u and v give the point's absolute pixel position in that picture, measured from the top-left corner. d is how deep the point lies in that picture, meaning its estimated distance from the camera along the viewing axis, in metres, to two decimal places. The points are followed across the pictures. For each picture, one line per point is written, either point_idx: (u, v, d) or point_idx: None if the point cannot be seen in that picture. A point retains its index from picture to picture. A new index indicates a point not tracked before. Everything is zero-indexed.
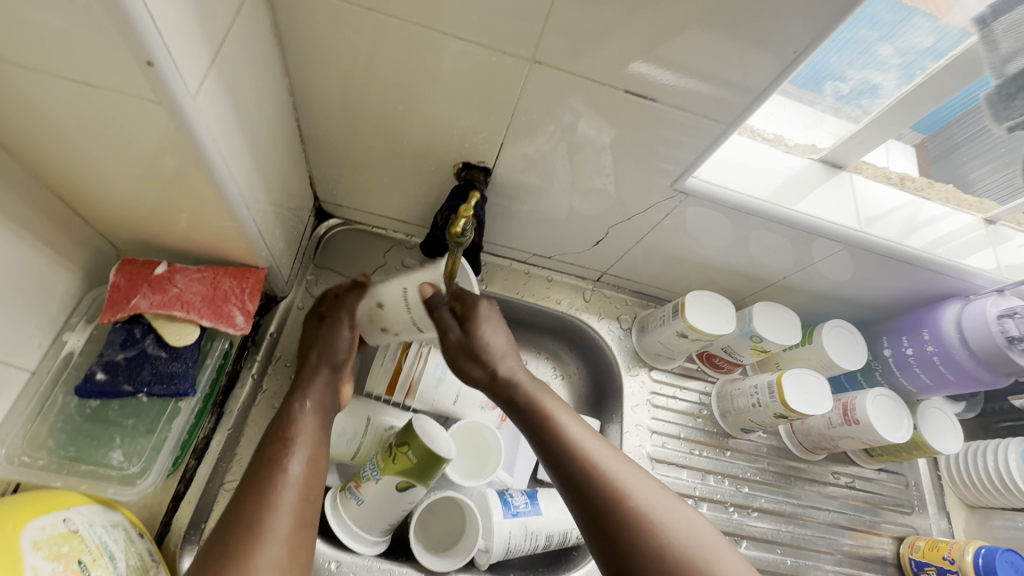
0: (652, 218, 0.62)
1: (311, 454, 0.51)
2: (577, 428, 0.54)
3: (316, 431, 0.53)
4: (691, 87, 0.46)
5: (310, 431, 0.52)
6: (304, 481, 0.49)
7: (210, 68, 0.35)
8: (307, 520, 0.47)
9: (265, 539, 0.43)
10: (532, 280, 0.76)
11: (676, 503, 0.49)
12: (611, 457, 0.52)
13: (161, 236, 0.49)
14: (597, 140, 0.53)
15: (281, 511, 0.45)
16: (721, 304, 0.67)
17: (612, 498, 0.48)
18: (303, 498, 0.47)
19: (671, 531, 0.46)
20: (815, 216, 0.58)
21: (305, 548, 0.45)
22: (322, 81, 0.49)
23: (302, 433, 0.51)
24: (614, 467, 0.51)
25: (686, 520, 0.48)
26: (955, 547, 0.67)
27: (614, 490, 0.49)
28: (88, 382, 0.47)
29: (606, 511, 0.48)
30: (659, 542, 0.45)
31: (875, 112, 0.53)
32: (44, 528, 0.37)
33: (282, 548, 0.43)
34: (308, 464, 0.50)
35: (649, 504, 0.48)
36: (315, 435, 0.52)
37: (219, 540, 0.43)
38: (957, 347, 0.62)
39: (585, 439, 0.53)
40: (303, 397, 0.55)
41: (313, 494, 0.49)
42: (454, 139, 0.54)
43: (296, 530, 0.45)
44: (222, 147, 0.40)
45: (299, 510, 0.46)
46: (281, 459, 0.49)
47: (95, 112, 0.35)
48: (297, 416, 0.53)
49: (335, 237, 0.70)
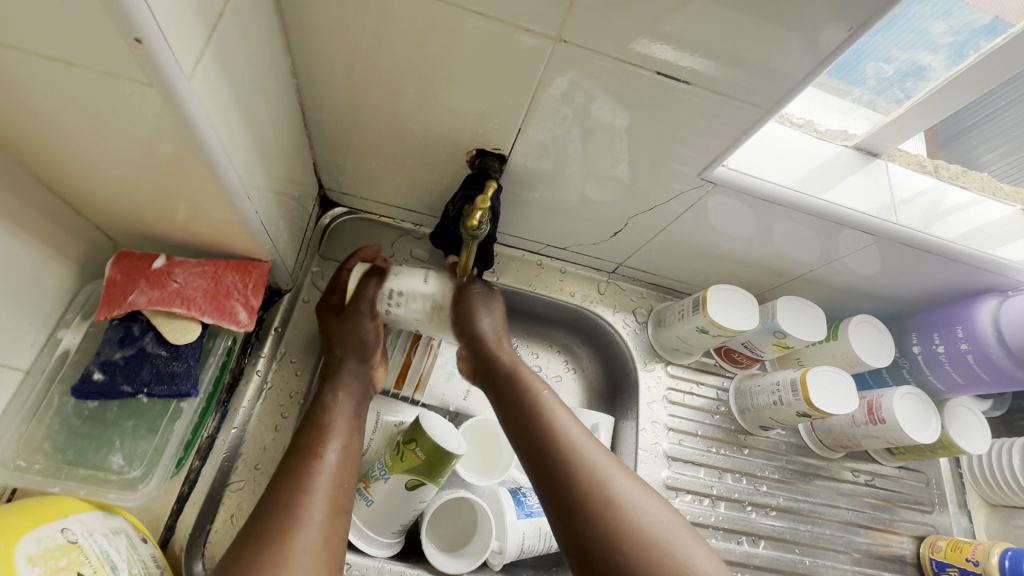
0: (675, 208, 0.59)
1: (346, 443, 0.49)
2: (562, 412, 0.52)
3: (350, 421, 0.51)
4: (726, 69, 0.43)
5: (345, 420, 0.51)
6: (340, 468, 0.47)
7: (207, 46, 0.32)
8: (341, 505, 0.45)
9: (301, 524, 0.41)
10: (545, 271, 0.74)
11: (646, 498, 0.46)
12: (594, 445, 0.50)
13: (159, 228, 0.46)
14: (621, 126, 0.49)
15: (316, 497, 0.44)
16: (744, 298, 0.64)
17: (587, 490, 0.46)
18: (338, 485, 0.46)
19: (646, 525, 0.44)
20: (849, 207, 0.55)
21: (340, 534, 0.44)
22: (329, 61, 0.45)
23: (336, 423, 0.50)
24: (594, 456, 0.48)
25: (661, 515, 0.46)
26: (979, 549, 0.66)
27: (588, 480, 0.47)
28: (85, 382, 0.45)
29: (581, 502, 0.46)
30: (632, 537, 0.44)
31: (917, 97, 0.50)
32: (39, 540, 0.36)
33: (318, 534, 0.42)
34: (343, 451, 0.48)
35: (626, 497, 0.46)
36: (351, 424, 0.51)
37: (254, 526, 0.41)
38: (993, 346, 0.60)
39: (568, 423, 0.51)
40: (337, 389, 0.54)
41: (346, 481, 0.47)
42: (468, 124, 0.51)
43: (331, 516, 0.44)
44: (220, 133, 0.37)
45: (332, 497, 0.45)
46: (316, 446, 0.47)
47: (81, 96, 0.32)
48: (332, 405, 0.52)
49: (341, 226, 0.67)
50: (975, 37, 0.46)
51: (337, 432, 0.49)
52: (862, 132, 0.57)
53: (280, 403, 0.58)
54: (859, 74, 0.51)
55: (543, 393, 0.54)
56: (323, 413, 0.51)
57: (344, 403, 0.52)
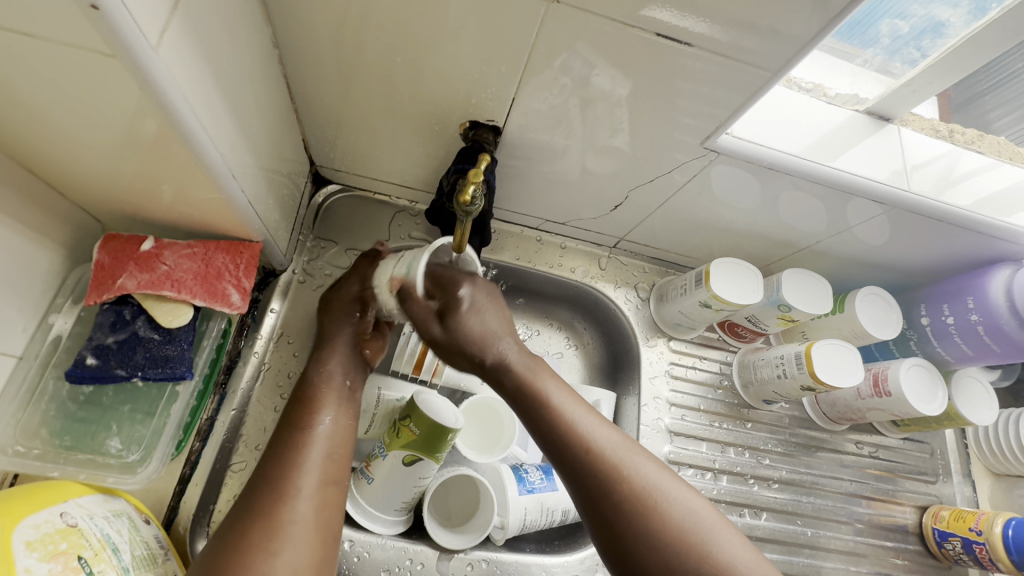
0: (678, 178, 0.56)
1: (337, 413, 0.49)
2: (578, 410, 0.50)
3: (342, 392, 0.51)
4: (731, 30, 0.40)
5: (333, 390, 0.50)
6: (331, 440, 0.47)
7: (174, 13, 0.30)
8: (334, 477, 0.45)
9: (291, 497, 0.41)
10: (545, 247, 0.72)
11: (678, 484, 0.46)
12: (615, 442, 0.48)
13: (147, 209, 0.45)
14: (619, 94, 0.47)
15: (307, 469, 0.44)
16: (748, 271, 0.63)
17: (615, 489, 0.45)
18: (329, 457, 0.46)
19: (676, 513, 0.44)
20: (859, 174, 0.53)
21: (332, 504, 0.44)
22: (312, 30, 0.43)
23: (327, 393, 0.49)
24: (621, 454, 0.47)
25: (691, 502, 0.45)
26: (983, 519, 0.66)
27: (616, 480, 0.45)
28: (78, 367, 0.45)
29: (612, 502, 0.45)
30: (664, 533, 0.43)
31: (934, 56, 0.48)
32: (38, 526, 0.36)
33: (308, 506, 0.42)
34: (334, 422, 0.48)
35: (658, 489, 0.45)
36: (342, 393, 0.50)
37: (245, 501, 0.41)
38: (1005, 316, 0.58)
39: (584, 418, 0.49)
40: (326, 358, 0.52)
41: (340, 452, 0.47)
42: (460, 95, 0.49)
43: (322, 489, 0.43)
44: (196, 108, 0.35)
45: (324, 469, 0.45)
46: (307, 420, 0.47)
47: (46, 71, 0.30)
48: (322, 375, 0.50)
49: (335, 204, 0.66)
50: None
51: (327, 403, 0.49)
52: (873, 96, 0.55)
53: (278, 383, 0.57)
54: (873, 34, 0.49)
55: (551, 392, 0.51)
56: (313, 385, 0.50)
57: (333, 371, 0.51)
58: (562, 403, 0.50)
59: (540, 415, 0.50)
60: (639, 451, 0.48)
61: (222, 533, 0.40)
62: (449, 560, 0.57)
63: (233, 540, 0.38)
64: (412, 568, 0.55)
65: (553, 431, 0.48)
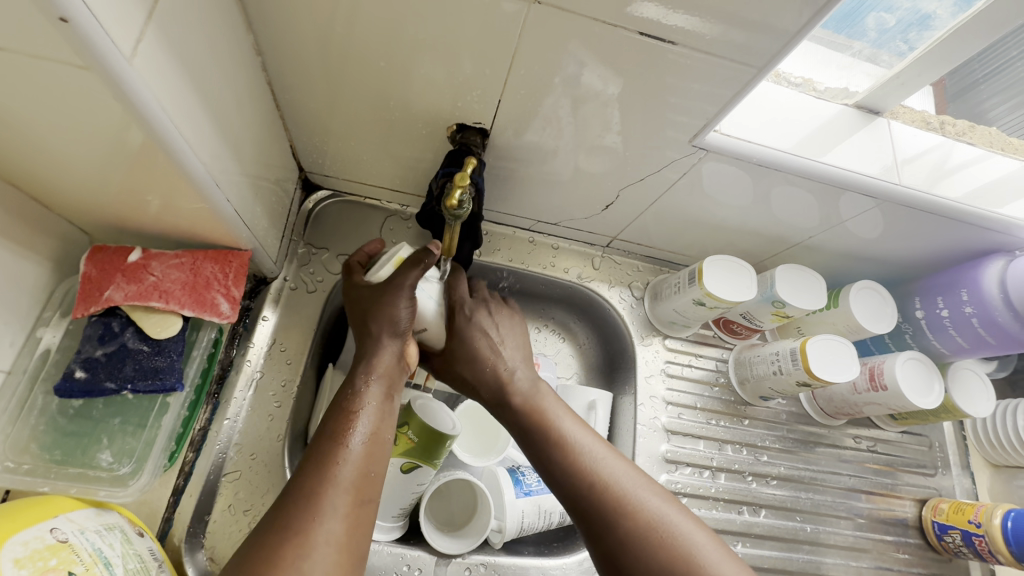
0: (669, 176, 0.56)
1: (374, 429, 0.45)
2: (584, 437, 0.51)
3: (382, 405, 0.47)
4: (714, 26, 0.40)
5: (375, 403, 0.46)
6: (368, 455, 0.43)
7: (149, 22, 0.30)
8: (368, 496, 0.41)
9: (324, 516, 0.38)
10: (537, 248, 0.72)
11: (671, 504, 0.46)
12: (617, 469, 0.48)
13: (133, 220, 0.45)
14: (604, 93, 0.47)
15: (341, 485, 0.40)
16: (742, 268, 0.62)
17: (612, 516, 0.45)
18: (363, 475, 0.42)
19: (666, 531, 0.43)
20: (850, 169, 0.52)
21: (365, 526, 0.40)
22: (294, 35, 0.43)
23: (365, 407, 0.46)
24: (621, 483, 0.47)
25: (694, 535, 0.44)
26: (983, 510, 0.66)
27: (612, 507, 0.45)
28: (67, 381, 0.44)
29: (601, 514, 0.45)
30: (662, 562, 0.42)
31: (922, 48, 0.47)
32: (27, 542, 0.35)
33: (341, 526, 0.38)
34: (373, 439, 0.44)
35: (648, 507, 0.45)
36: (380, 407, 0.47)
37: (277, 518, 0.38)
38: (999, 308, 0.58)
39: (578, 434, 0.51)
40: (370, 373, 0.48)
41: (375, 471, 0.43)
42: (446, 98, 0.48)
43: (355, 508, 0.40)
44: (175, 117, 0.35)
45: (358, 487, 0.41)
46: (344, 430, 0.44)
47: (21, 85, 0.29)
48: (362, 391, 0.47)
49: (326, 210, 0.66)
50: None
51: (366, 411, 0.46)
52: (862, 89, 0.55)
53: (273, 391, 0.57)
54: (860, 27, 0.49)
55: (552, 409, 0.53)
56: (354, 399, 0.46)
57: (376, 389, 0.48)
58: (557, 420, 0.52)
59: (543, 436, 0.51)
60: (633, 469, 0.48)
61: (247, 548, 0.36)
62: (446, 565, 0.57)
63: (261, 556, 0.35)
64: (410, 573, 0.55)
65: (555, 452, 0.50)
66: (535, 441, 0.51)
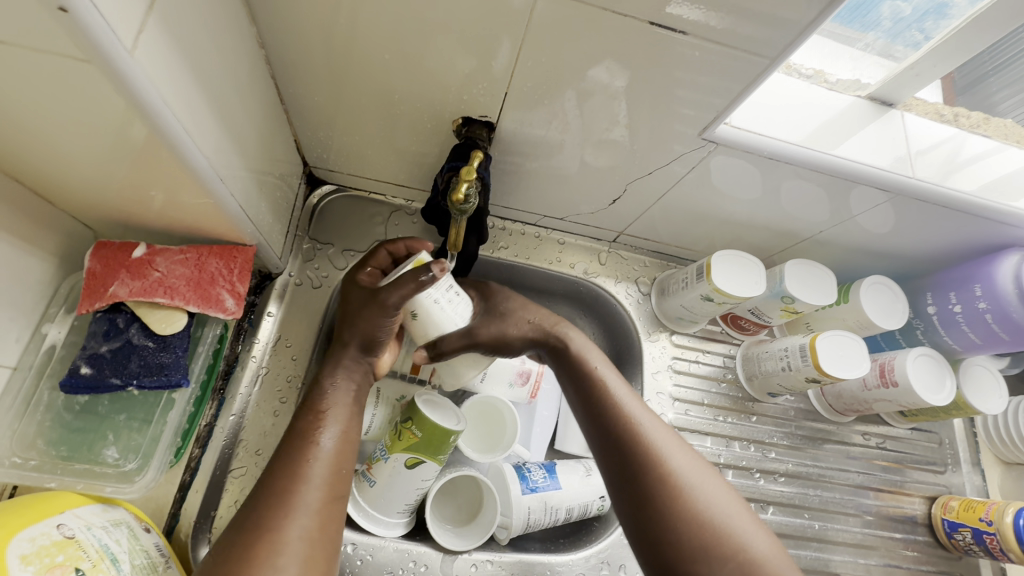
0: (677, 170, 0.55)
1: (345, 428, 0.45)
2: (621, 388, 0.51)
3: (350, 404, 0.47)
4: (725, 17, 0.39)
5: (343, 402, 0.47)
6: (338, 451, 0.44)
7: (150, 14, 0.29)
8: (337, 492, 0.42)
9: (296, 513, 0.39)
10: (543, 243, 0.71)
11: (710, 476, 0.46)
12: (657, 426, 0.48)
13: (138, 216, 0.45)
14: (611, 86, 0.46)
15: (312, 483, 0.41)
16: (750, 263, 0.62)
17: (650, 466, 0.45)
18: (334, 471, 0.42)
19: (703, 503, 0.44)
20: (863, 162, 0.51)
21: (336, 520, 0.41)
22: (298, 28, 0.42)
23: (334, 405, 0.46)
24: (660, 439, 0.47)
25: (725, 499, 0.45)
26: (994, 508, 0.65)
27: (651, 461, 0.45)
28: (73, 377, 0.44)
29: (642, 475, 0.45)
30: (694, 519, 0.43)
31: (939, 38, 0.46)
32: (33, 538, 0.35)
33: (313, 523, 0.39)
34: (342, 435, 0.45)
35: (686, 476, 0.45)
36: (350, 406, 0.47)
37: (245, 517, 0.38)
38: (1014, 303, 0.57)
39: (625, 398, 0.50)
40: (336, 372, 0.48)
41: (345, 467, 0.44)
42: (451, 91, 0.48)
43: (327, 504, 0.41)
44: (178, 110, 0.34)
45: (329, 483, 0.42)
46: (312, 427, 0.44)
47: (22, 79, 0.29)
48: (328, 389, 0.47)
49: (330, 205, 0.65)
50: None
51: (333, 407, 0.46)
52: (875, 81, 0.54)
53: (278, 387, 0.56)
54: (874, 17, 0.47)
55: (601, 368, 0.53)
56: (323, 397, 0.46)
57: (343, 391, 0.48)
58: (607, 379, 0.52)
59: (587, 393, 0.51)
60: (676, 437, 0.48)
61: (218, 550, 0.37)
62: (453, 561, 0.56)
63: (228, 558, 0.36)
64: (417, 569, 0.55)
65: (598, 411, 0.50)
66: (577, 386, 0.52)
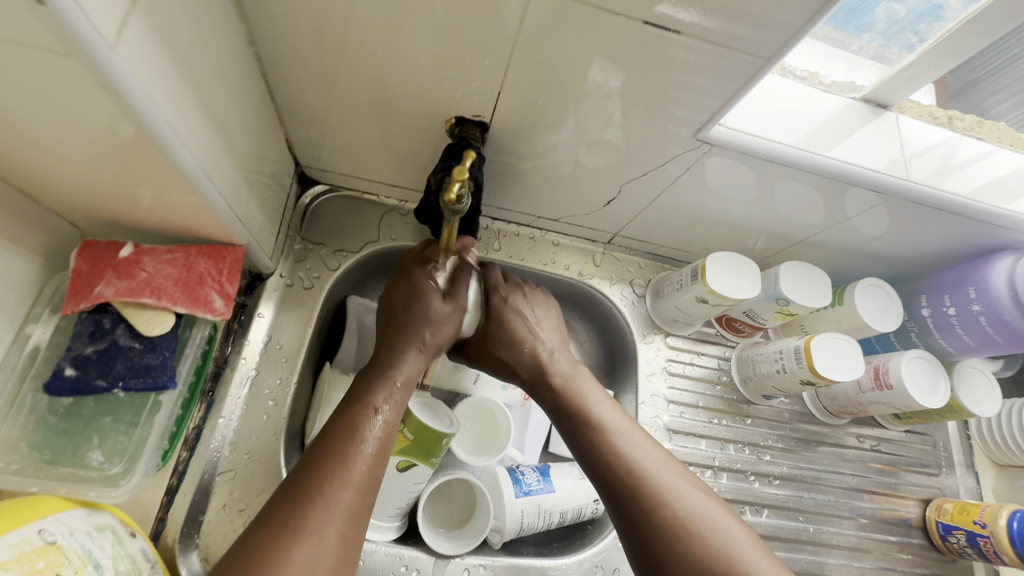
0: (671, 172, 0.55)
1: (392, 427, 0.46)
2: (616, 420, 0.51)
3: (399, 404, 0.48)
4: (719, 17, 0.39)
5: (396, 401, 0.48)
6: (378, 450, 0.44)
7: (133, 9, 0.29)
8: (369, 495, 0.41)
9: (332, 509, 0.38)
10: (537, 244, 0.71)
11: (710, 502, 0.45)
12: (642, 445, 0.49)
13: (124, 215, 0.44)
14: (605, 86, 0.46)
15: (349, 480, 0.40)
16: (745, 265, 0.61)
17: (637, 487, 0.46)
18: (371, 473, 0.42)
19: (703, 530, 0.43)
20: (857, 164, 0.51)
21: (363, 525, 0.40)
22: (288, 26, 0.42)
23: (388, 402, 0.47)
24: (645, 458, 0.48)
25: (715, 513, 0.44)
26: (988, 511, 0.65)
27: (647, 491, 0.45)
28: (57, 379, 0.44)
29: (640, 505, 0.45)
30: (683, 536, 0.43)
31: (932, 40, 0.46)
32: (14, 544, 0.34)
33: (343, 522, 0.38)
34: (384, 433, 0.45)
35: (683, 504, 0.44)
36: (400, 404, 0.48)
37: (287, 502, 0.38)
38: (1008, 306, 0.57)
39: (619, 430, 0.50)
40: (395, 370, 0.50)
41: (380, 471, 0.43)
42: (444, 90, 0.47)
43: (358, 506, 0.40)
44: (163, 107, 0.34)
45: (364, 484, 0.41)
46: (361, 421, 0.45)
47: (2, 74, 0.28)
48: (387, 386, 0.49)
49: (322, 205, 0.65)
50: None
51: (385, 404, 0.47)
52: (869, 83, 0.54)
53: (268, 389, 0.56)
54: (868, 19, 0.48)
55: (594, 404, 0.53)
56: (378, 394, 0.48)
57: (401, 388, 0.49)
58: (600, 413, 0.52)
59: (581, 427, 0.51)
60: (673, 466, 0.48)
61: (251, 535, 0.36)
62: (445, 566, 0.55)
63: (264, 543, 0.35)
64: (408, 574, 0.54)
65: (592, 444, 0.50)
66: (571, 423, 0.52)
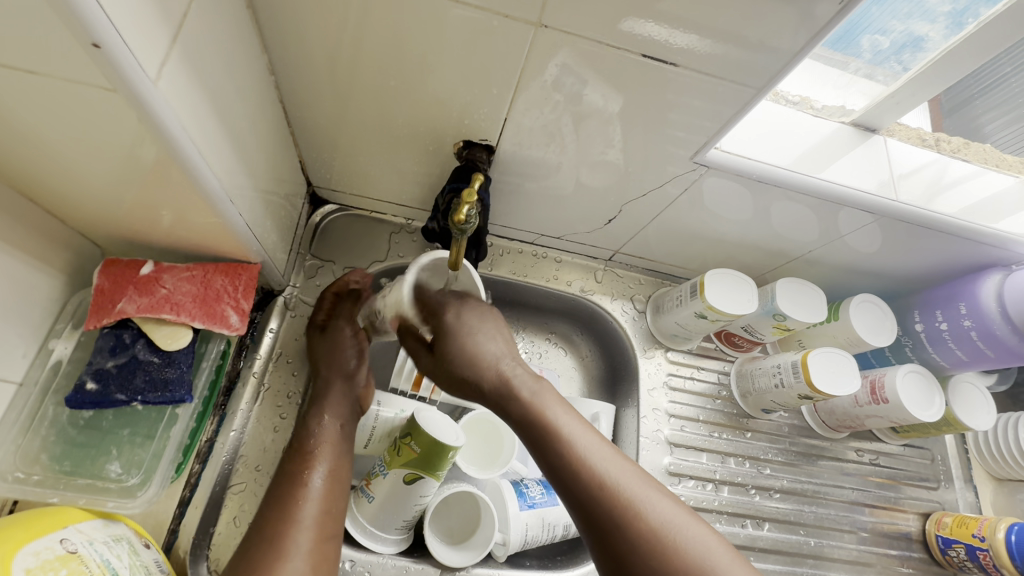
0: (670, 192, 0.57)
1: (332, 467, 0.49)
2: (572, 422, 0.49)
3: (338, 443, 0.51)
4: (713, 49, 0.41)
5: (329, 442, 0.51)
6: (327, 493, 0.48)
7: (173, 47, 0.31)
8: (330, 530, 0.46)
9: (288, 555, 0.42)
10: (541, 261, 0.73)
11: (670, 501, 0.44)
12: (609, 456, 0.46)
13: (147, 235, 0.46)
14: (605, 110, 0.48)
15: (303, 525, 0.44)
16: (743, 282, 0.63)
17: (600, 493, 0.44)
18: (325, 512, 0.46)
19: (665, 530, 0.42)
20: (848, 185, 0.54)
21: (330, 558, 0.44)
22: (308, 57, 0.44)
23: (322, 445, 0.50)
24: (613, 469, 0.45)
25: (685, 520, 0.43)
26: (986, 524, 0.66)
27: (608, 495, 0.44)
28: (78, 392, 0.45)
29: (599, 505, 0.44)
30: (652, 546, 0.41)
31: (916, 69, 0.48)
32: (38, 552, 0.35)
33: (306, 564, 0.42)
34: (330, 477, 0.49)
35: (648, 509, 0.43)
36: (335, 442, 0.51)
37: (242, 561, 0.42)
38: (998, 322, 0.59)
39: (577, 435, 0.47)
40: (322, 413, 0.53)
41: (336, 507, 0.47)
42: (452, 115, 0.50)
43: (320, 544, 0.44)
44: (194, 135, 0.36)
45: (320, 524, 0.45)
46: (301, 471, 0.48)
47: (48, 105, 0.30)
48: (316, 430, 0.51)
49: (332, 224, 0.67)
50: (974, 4, 0.44)
51: (320, 450, 0.50)
52: (859, 108, 0.56)
53: (278, 403, 0.57)
54: (856, 48, 0.49)
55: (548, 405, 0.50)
56: (310, 439, 0.50)
57: (329, 430, 0.52)
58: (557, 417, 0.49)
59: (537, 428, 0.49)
60: (633, 468, 0.46)
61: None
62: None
63: None
64: None
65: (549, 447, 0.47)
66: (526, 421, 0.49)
